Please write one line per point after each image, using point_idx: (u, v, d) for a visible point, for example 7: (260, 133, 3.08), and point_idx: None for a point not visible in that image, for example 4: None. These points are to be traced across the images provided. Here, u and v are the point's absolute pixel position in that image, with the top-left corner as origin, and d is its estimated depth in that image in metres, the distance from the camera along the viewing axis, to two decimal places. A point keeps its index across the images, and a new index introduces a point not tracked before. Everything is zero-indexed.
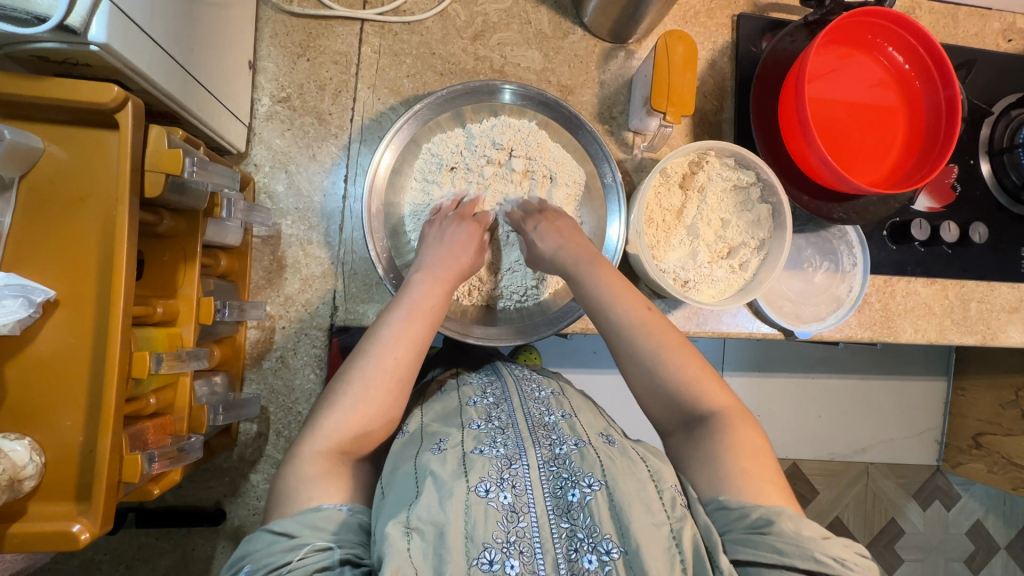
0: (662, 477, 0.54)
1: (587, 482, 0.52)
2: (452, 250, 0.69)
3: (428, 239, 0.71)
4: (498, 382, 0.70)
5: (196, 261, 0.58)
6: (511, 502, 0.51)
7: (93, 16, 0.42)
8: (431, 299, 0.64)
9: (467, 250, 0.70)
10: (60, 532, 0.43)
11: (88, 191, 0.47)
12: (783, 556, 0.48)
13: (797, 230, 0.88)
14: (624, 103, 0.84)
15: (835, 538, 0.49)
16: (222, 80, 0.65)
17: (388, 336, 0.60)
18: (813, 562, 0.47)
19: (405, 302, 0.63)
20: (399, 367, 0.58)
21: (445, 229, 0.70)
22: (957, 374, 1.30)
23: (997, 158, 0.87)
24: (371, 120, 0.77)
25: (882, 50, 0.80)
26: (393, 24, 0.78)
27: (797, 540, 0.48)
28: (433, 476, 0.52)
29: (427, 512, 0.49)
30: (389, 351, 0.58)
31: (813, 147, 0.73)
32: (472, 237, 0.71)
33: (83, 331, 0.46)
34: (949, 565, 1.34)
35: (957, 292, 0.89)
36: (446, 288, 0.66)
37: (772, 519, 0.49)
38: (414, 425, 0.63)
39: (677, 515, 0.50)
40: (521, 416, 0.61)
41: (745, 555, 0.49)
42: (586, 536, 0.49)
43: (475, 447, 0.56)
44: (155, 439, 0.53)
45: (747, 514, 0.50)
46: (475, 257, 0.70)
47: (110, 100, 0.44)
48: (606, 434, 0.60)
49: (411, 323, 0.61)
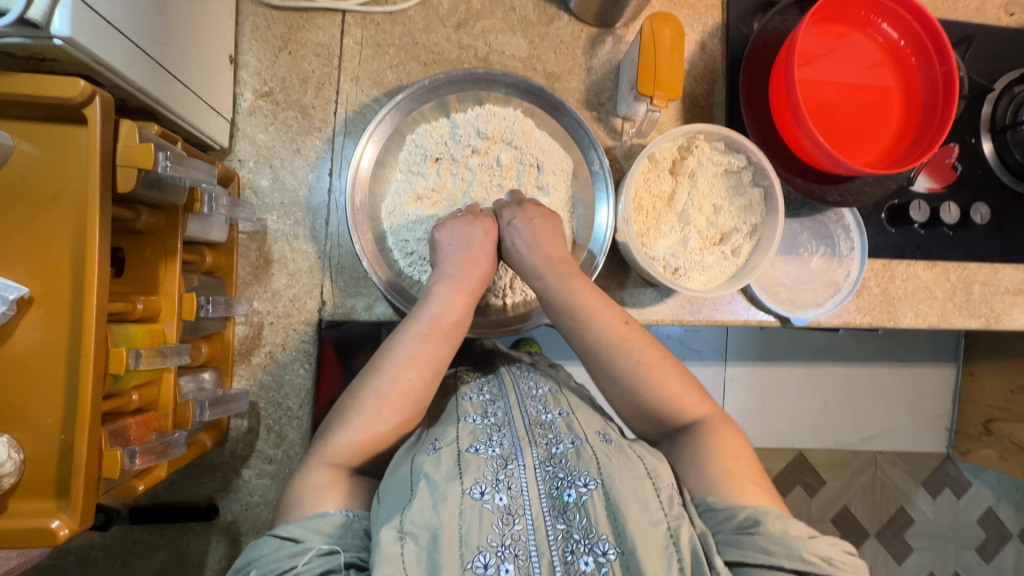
0: (660, 474, 0.53)
1: (584, 482, 0.52)
2: (473, 260, 0.67)
3: (441, 243, 0.68)
4: (495, 379, 0.68)
5: (178, 257, 0.58)
6: (506, 504, 0.50)
7: (55, 10, 0.41)
8: (451, 314, 0.63)
9: (487, 253, 0.68)
10: (39, 529, 0.44)
11: (58, 189, 0.46)
12: (771, 555, 0.49)
13: (791, 214, 0.86)
14: (612, 89, 0.82)
15: (821, 537, 0.50)
16: (201, 75, 0.65)
17: (405, 356, 0.60)
18: (799, 561, 0.48)
19: (424, 317, 0.62)
20: (413, 386, 0.59)
21: (459, 229, 0.68)
22: (966, 360, 1.28)
23: (999, 136, 0.85)
24: (355, 113, 0.76)
25: (875, 26, 0.77)
26: (375, 15, 0.77)
27: (785, 540, 0.49)
28: (427, 478, 0.52)
29: (419, 516, 0.48)
30: (404, 372, 0.59)
31: (805, 130, 0.71)
32: (489, 237, 0.69)
33: (58, 328, 0.46)
34: (960, 553, 1.32)
35: (960, 275, 0.86)
36: (469, 300, 0.65)
37: (759, 519, 0.51)
38: (414, 428, 0.62)
39: (674, 514, 0.50)
40: (517, 413, 0.60)
41: (734, 556, 0.50)
42: (582, 537, 0.49)
43: (471, 447, 0.55)
44: (138, 435, 0.53)
45: (735, 515, 0.52)
46: (496, 257, 0.69)
47: (76, 95, 0.43)
48: (603, 432, 0.59)
49: (430, 343, 0.61)
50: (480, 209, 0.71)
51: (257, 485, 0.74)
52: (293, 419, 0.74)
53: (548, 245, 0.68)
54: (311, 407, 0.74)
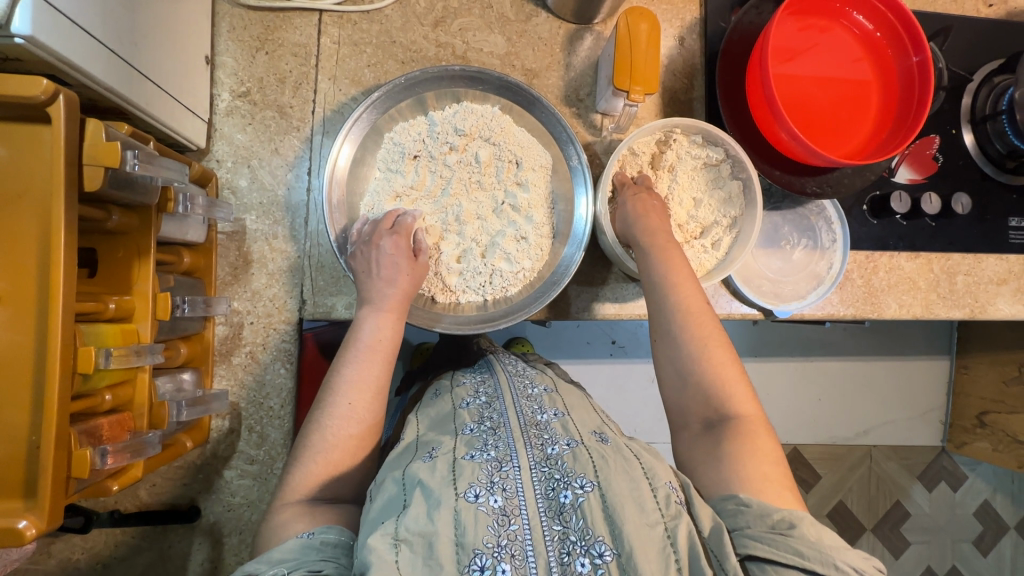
0: (657, 474, 0.54)
1: (580, 484, 0.51)
2: (389, 281, 0.65)
3: (360, 273, 0.66)
4: (490, 380, 0.69)
5: (151, 257, 0.57)
6: (502, 506, 0.50)
7: (15, 8, 0.42)
8: (384, 335, 0.63)
9: (401, 271, 0.65)
10: (5, 529, 0.44)
11: (23, 189, 0.46)
12: (804, 559, 0.48)
13: (772, 207, 0.86)
14: (591, 85, 0.82)
15: (854, 550, 0.50)
16: (173, 74, 0.65)
17: (344, 382, 0.61)
18: (834, 569, 0.48)
19: (358, 343, 0.62)
20: (357, 410, 0.60)
21: (372, 258, 0.65)
22: (959, 352, 1.27)
23: (980, 127, 0.85)
24: (333, 112, 0.76)
25: (850, 18, 0.77)
26: (352, 14, 0.77)
27: (819, 546, 0.49)
28: (422, 485, 0.52)
29: (414, 522, 0.48)
30: (344, 397, 0.60)
31: (782, 123, 0.72)
32: (404, 253, 0.66)
33: (25, 329, 0.46)
34: (956, 547, 1.32)
35: (943, 266, 0.87)
36: (400, 317, 0.65)
37: (795, 523, 0.50)
38: (411, 435, 0.62)
39: (671, 514, 0.50)
40: (513, 415, 0.61)
41: (764, 553, 0.49)
42: (579, 538, 0.48)
43: (467, 452, 0.55)
44: (110, 435, 0.53)
45: (768, 514, 0.51)
46: (415, 272, 0.66)
47: (40, 93, 0.43)
48: (598, 432, 0.60)
49: (367, 365, 0.62)
50: (393, 226, 0.67)
51: (239, 486, 0.73)
52: (275, 419, 0.74)
53: (649, 223, 0.69)
54: (293, 407, 0.74)
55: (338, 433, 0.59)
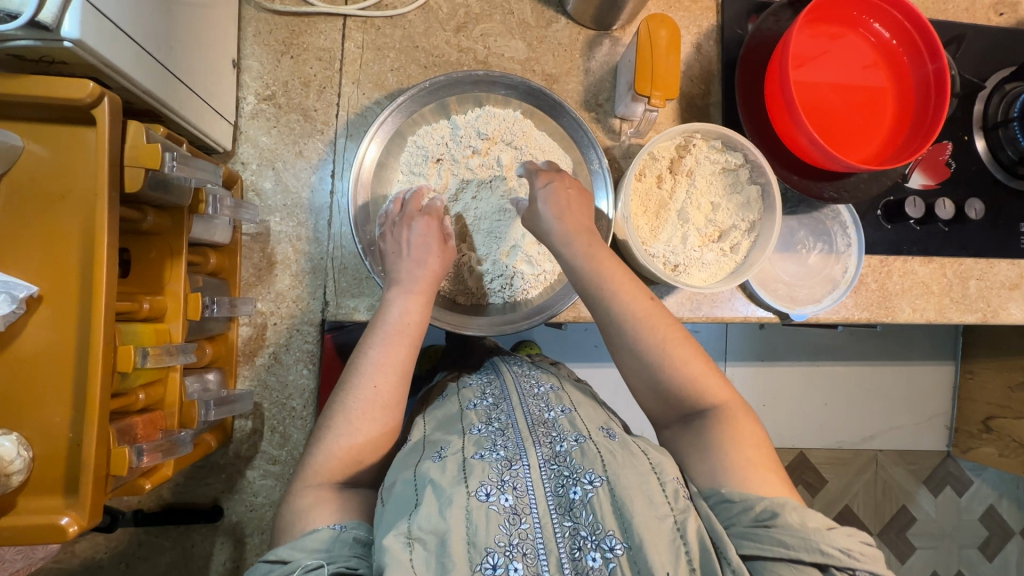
0: (665, 469, 0.54)
1: (588, 479, 0.52)
2: (418, 263, 0.66)
3: (389, 253, 0.67)
4: (497, 381, 0.69)
5: (184, 258, 0.58)
6: (512, 505, 0.50)
7: (66, 13, 0.43)
8: (410, 317, 0.64)
9: (431, 252, 0.67)
10: (48, 525, 0.45)
11: (65, 189, 0.47)
12: (789, 548, 0.48)
13: (788, 212, 0.87)
14: (609, 90, 0.83)
15: (838, 528, 0.49)
16: (203, 78, 0.65)
17: (370, 363, 0.61)
18: (819, 555, 0.47)
19: (383, 324, 0.63)
20: (380, 394, 0.60)
21: (403, 238, 0.67)
22: (965, 357, 1.28)
23: (992, 133, 0.86)
24: (356, 116, 0.77)
25: (867, 26, 0.79)
26: (375, 19, 0.78)
27: (802, 532, 0.48)
28: (433, 484, 0.52)
29: (427, 521, 0.48)
30: (369, 378, 0.60)
31: (801, 128, 0.72)
32: (434, 235, 0.68)
33: (65, 327, 0.47)
34: (962, 553, 1.32)
35: (956, 271, 0.87)
36: (427, 300, 0.65)
37: (777, 511, 0.50)
38: (417, 436, 0.62)
39: (680, 507, 0.50)
40: (521, 415, 0.61)
41: (749, 549, 0.49)
42: (590, 533, 0.49)
43: (476, 452, 0.55)
44: (144, 434, 0.54)
45: (751, 506, 0.51)
46: (443, 255, 0.68)
47: (86, 96, 0.44)
48: (605, 428, 0.59)
49: (391, 347, 0.62)
50: (421, 208, 0.70)
51: (261, 486, 0.74)
52: (297, 419, 0.75)
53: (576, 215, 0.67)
54: (315, 407, 0.75)
55: (363, 417, 0.58)
